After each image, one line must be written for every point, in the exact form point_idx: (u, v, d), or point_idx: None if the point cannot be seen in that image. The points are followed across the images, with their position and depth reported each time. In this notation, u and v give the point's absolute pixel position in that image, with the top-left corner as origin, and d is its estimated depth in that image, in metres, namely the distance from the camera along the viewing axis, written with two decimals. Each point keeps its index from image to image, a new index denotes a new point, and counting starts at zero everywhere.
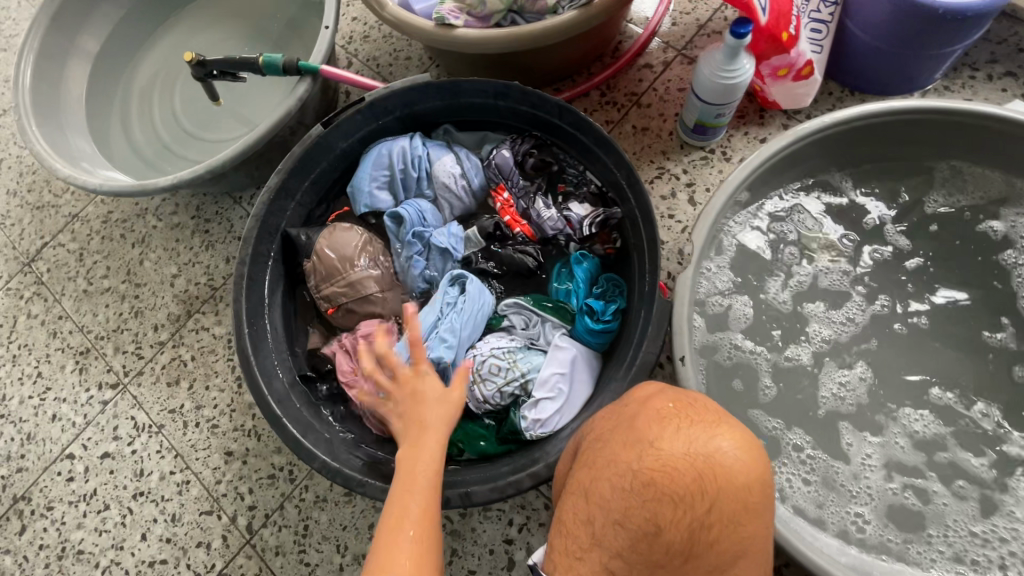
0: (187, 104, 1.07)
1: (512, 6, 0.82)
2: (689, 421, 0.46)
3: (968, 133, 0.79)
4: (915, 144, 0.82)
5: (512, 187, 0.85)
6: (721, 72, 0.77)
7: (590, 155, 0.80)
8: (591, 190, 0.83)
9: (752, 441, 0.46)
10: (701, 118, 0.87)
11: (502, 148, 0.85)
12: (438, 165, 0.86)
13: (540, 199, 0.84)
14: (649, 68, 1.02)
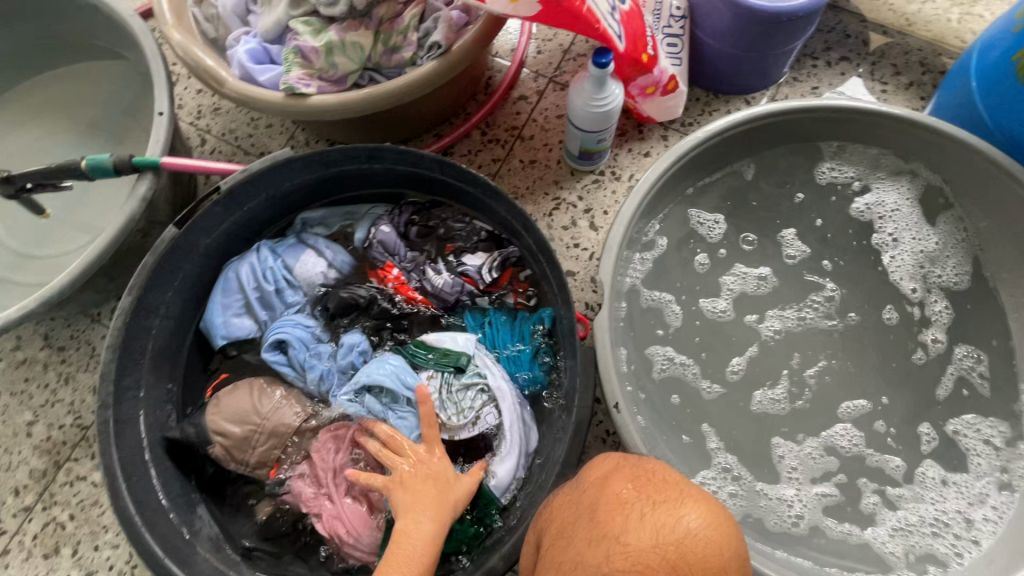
0: (9, 221, 0.91)
1: (367, 63, 0.76)
2: (652, 505, 0.43)
3: (854, 127, 0.79)
4: (803, 139, 0.82)
5: (397, 260, 0.80)
6: (592, 101, 0.77)
7: (470, 201, 0.77)
8: (481, 237, 0.79)
9: (718, 515, 0.44)
10: (584, 145, 0.87)
11: (381, 224, 0.80)
12: (300, 268, 0.79)
13: (431, 267, 0.79)
14: (524, 100, 1.01)
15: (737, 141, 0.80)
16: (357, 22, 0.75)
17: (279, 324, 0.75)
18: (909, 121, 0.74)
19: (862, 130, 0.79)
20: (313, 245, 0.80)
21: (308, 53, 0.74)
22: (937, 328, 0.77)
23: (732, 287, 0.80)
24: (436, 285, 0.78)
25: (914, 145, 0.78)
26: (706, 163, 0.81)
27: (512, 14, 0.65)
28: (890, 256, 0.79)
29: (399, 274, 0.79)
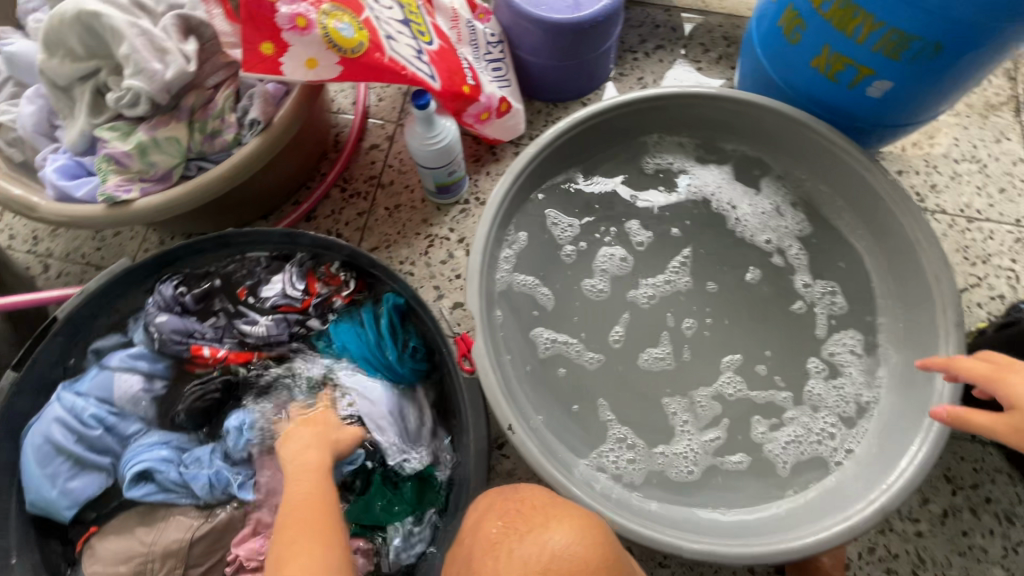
0: None
1: (189, 153, 0.74)
2: (520, 536, 0.43)
3: (678, 112, 0.83)
4: (637, 131, 0.85)
5: (197, 340, 0.78)
6: (425, 141, 0.79)
7: (241, 240, 0.79)
8: (263, 263, 0.82)
9: (588, 526, 0.44)
10: (438, 181, 0.89)
11: (159, 315, 0.77)
12: (122, 392, 0.75)
13: (239, 319, 0.80)
14: (376, 148, 1.02)
15: (574, 145, 0.83)
16: (168, 116, 0.73)
17: (132, 454, 0.72)
18: (713, 96, 0.79)
19: (687, 113, 0.83)
20: (115, 361, 0.76)
21: (121, 159, 0.71)
22: (795, 269, 0.81)
23: (601, 268, 0.82)
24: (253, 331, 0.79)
25: (737, 121, 0.83)
26: (550, 172, 0.82)
27: (316, 80, 0.66)
28: (733, 222, 0.84)
29: (213, 348, 0.78)
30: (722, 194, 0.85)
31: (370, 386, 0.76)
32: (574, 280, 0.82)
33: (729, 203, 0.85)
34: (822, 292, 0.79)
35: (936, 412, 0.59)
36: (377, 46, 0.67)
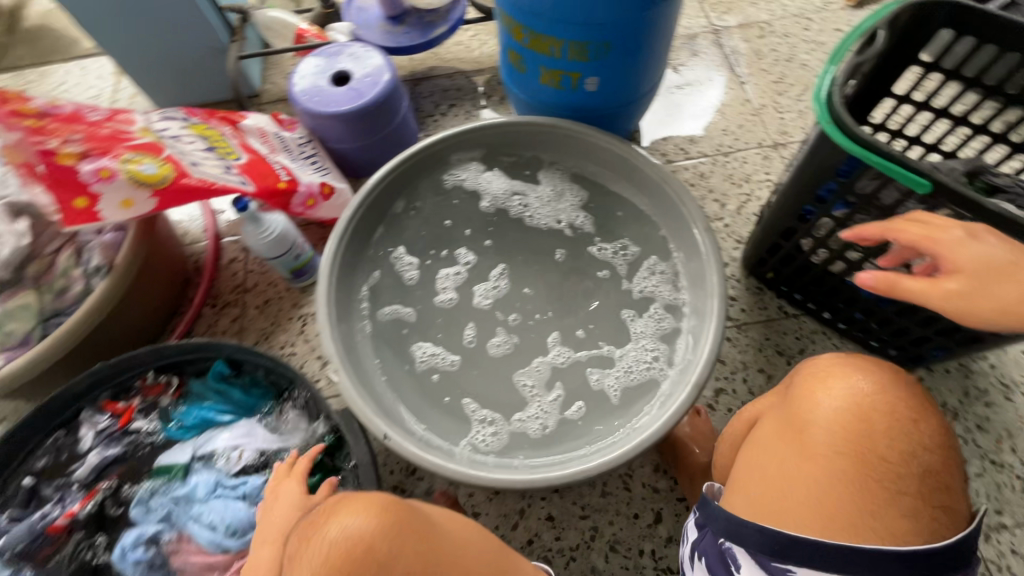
0: None
1: (45, 314, 0.82)
2: (333, 521, 0.60)
3: (462, 146, 1.01)
4: (438, 170, 1.02)
5: (44, 522, 0.78)
6: (260, 236, 0.92)
7: (26, 429, 0.82)
8: (61, 436, 0.85)
9: (382, 500, 0.62)
10: (289, 267, 1.00)
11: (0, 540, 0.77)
12: None
13: (75, 481, 0.82)
14: (235, 260, 1.13)
15: (387, 198, 0.98)
16: (16, 287, 0.81)
17: None
18: (479, 127, 0.99)
19: (468, 145, 1.01)
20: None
21: None
22: (587, 235, 0.99)
23: (443, 284, 0.97)
24: (84, 478, 0.82)
25: (509, 138, 1.02)
26: (375, 226, 0.97)
27: (135, 214, 0.79)
28: (528, 218, 1.02)
29: (63, 514, 0.79)
30: (514, 201, 1.03)
31: (232, 430, 0.84)
32: (425, 308, 0.95)
33: (522, 204, 1.02)
34: (613, 249, 0.97)
35: (863, 276, 0.66)
36: (182, 173, 0.81)
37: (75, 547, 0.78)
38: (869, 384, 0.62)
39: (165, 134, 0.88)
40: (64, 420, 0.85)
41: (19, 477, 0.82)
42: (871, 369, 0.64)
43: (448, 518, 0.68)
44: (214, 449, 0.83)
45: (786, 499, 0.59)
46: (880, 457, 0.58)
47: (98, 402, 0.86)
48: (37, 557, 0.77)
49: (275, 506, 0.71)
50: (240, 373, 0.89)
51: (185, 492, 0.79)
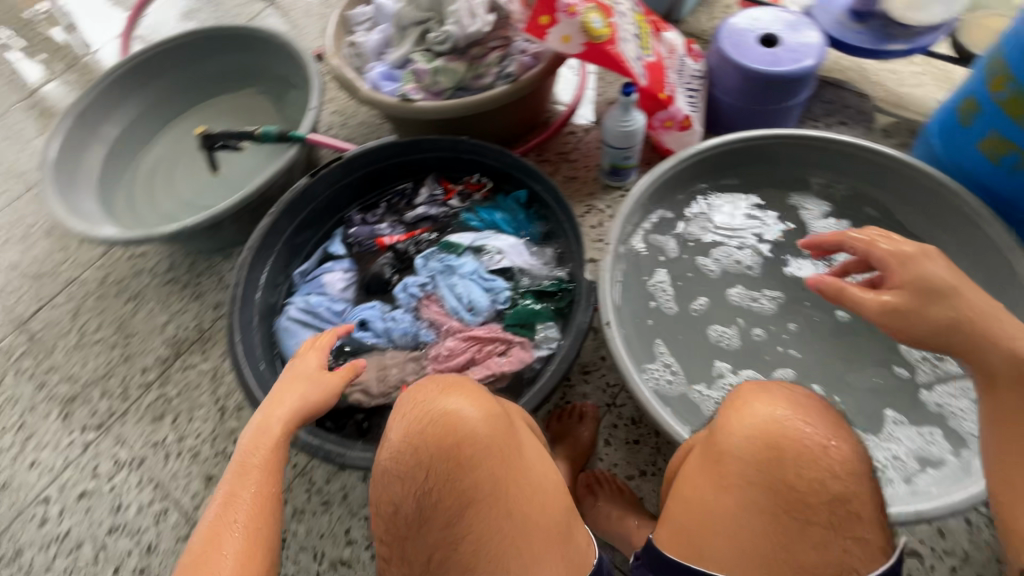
0: (187, 179, 1.26)
1: (458, 84, 1.06)
2: (433, 393, 0.65)
3: (830, 156, 0.99)
4: (792, 165, 1.02)
5: (376, 234, 1.08)
6: (619, 122, 1.02)
7: (398, 168, 1.10)
8: (408, 187, 1.13)
9: (487, 402, 0.65)
10: (614, 161, 1.11)
11: (351, 228, 1.08)
12: (331, 283, 1.01)
13: (402, 219, 1.10)
14: (573, 134, 1.28)
15: (732, 159, 1.02)
16: (457, 56, 1.05)
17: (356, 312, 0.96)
18: (863, 148, 0.96)
19: (833, 160, 0.99)
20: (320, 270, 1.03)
21: (420, 74, 1.04)
22: None
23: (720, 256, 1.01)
24: (410, 220, 1.10)
25: (883, 175, 0.97)
26: (706, 174, 1.03)
27: (564, 51, 0.93)
28: (850, 275, 0.96)
29: (388, 235, 1.08)
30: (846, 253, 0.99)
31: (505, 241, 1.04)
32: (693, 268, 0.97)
33: (852, 262, 0.97)
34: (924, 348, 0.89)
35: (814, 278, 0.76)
36: (613, 41, 0.93)
37: (380, 261, 1.05)
38: (785, 418, 0.58)
39: (617, 5, 1.00)
40: (415, 179, 1.14)
41: (374, 201, 1.13)
42: (790, 398, 0.60)
43: (535, 452, 0.67)
44: (488, 246, 1.03)
45: (730, 536, 0.58)
46: (798, 497, 0.56)
47: (438, 177, 1.13)
48: (361, 252, 1.07)
49: (296, 368, 0.80)
50: (530, 205, 1.08)
51: (456, 263, 1.02)
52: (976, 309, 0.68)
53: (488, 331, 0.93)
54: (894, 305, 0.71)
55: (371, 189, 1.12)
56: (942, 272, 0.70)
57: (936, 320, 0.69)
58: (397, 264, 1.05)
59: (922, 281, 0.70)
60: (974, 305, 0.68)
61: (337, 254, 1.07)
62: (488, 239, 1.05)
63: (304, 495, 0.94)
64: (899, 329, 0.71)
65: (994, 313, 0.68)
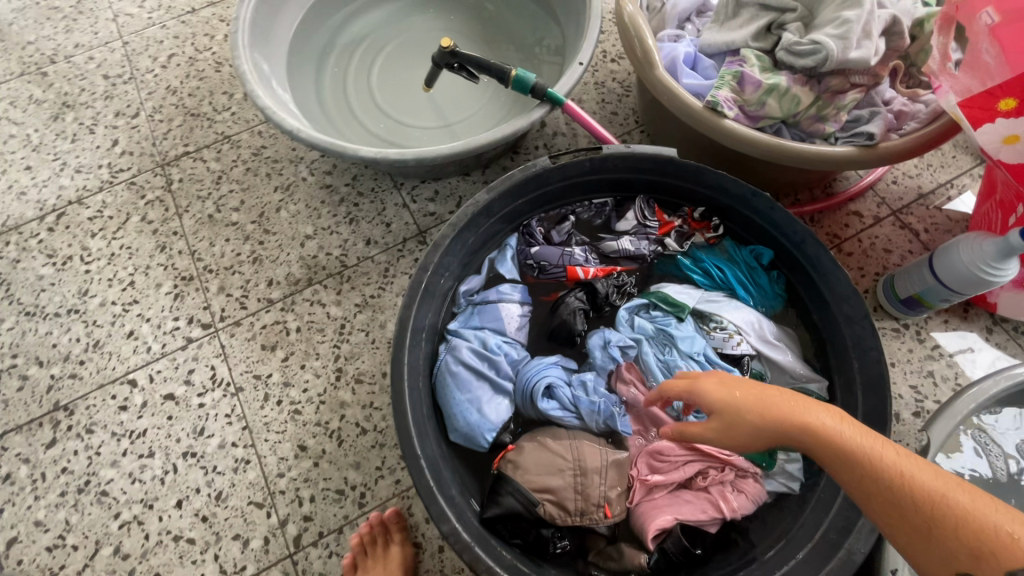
0: (385, 81, 1.05)
1: (786, 117, 0.77)
2: None
3: None
4: None
5: (567, 259, 0.78)
6: (985, 265, 0.72)
7: (629, 182, 0.81)
8: (610, 206, 0.84)
9: None
10: (923, 294, 0.82)
11: (531, 245, 0.80)
12: (503, 314, 0.75)
13: (596, 248, 0.81)
14: (858, 216, 0.97)
15: None
16: (806, 79, 0.75)
17: (536, 372, 0.72)
18: None
19: None
20: (491, 293, 0.77)
21: (746, 83, 0.75)
22: None
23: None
24: (608, 252, 0.81)
25: None
26: None
27: (990, 151, 0.64)
28: None
29: (584, 266, 0.78)
30: None
31: (745, 313, 0.77)
32: None
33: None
34: None
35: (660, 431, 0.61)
36: None
37: (571, 302, 0.75)
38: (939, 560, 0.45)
39: None
40: (621, 194, 0.84)
41: (561, 213, 0.84)
42: None
43: None
44: (716, 317, 0.76)
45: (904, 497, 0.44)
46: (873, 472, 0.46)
47: (653, 202, 0.83)
48: (539, 281, 0.80)
49: None
50: (771, 268, 0.81)
51: (678, 332, 0.74)
52: (754, 406, 0.54)
53: (715, 447, 0.70)
54: (721, 430, 0.55)
55: (579, 195, 0.83)
56: (743, 393, 0.55)
57: (744, 429, 0.53)
58: (587, 309, 0.76)
59: (727, 401, 0.55)
60: (769, 407, 0.53)
61: (511, 276, 0.80)
62: (723, 306, 0.77)
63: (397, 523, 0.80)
64: (733, 440, 0.55)
65: (774, 411, 0.53)
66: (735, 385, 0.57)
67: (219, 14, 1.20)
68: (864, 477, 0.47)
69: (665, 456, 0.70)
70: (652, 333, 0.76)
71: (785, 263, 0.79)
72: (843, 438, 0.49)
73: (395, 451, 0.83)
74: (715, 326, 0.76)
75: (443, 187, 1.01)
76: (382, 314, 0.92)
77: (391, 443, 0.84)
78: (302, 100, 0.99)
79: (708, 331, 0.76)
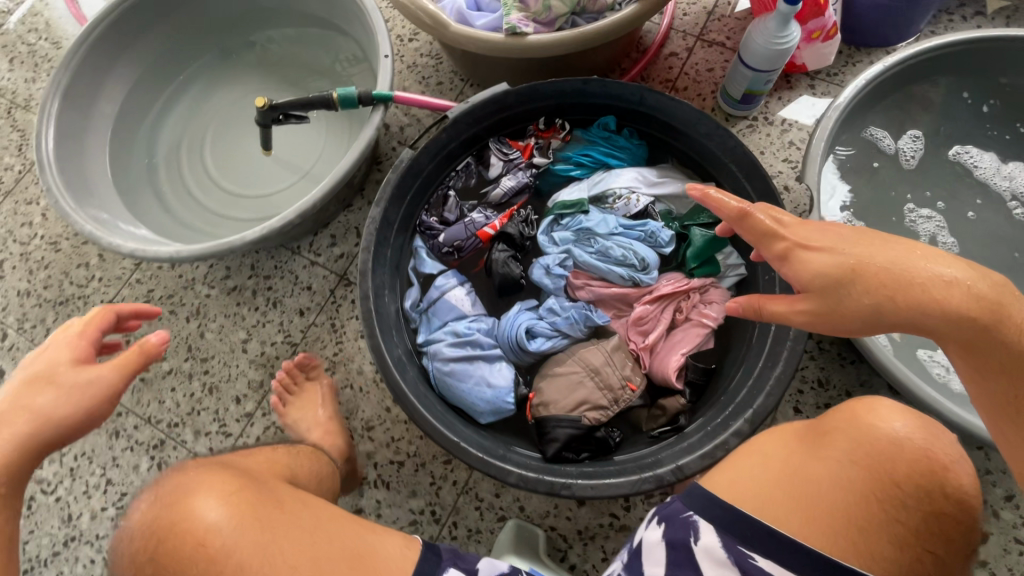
0: (226, 167, 1.04)
1: (573, 8, 0.85)
2: None
3: None
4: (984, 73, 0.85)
5: (474, 227, 0.84)
6: (773, 39, 0.85)
7: (481, 131, 0.87)
8: (473, 163, 0.89)
9: None
10: (751, 87, 0.94)
11: (437, 235, 0.84)
12: (454, 301, 0.80)
13: (487, 205, 0.87)
14: (675, 56, 1.08)
15: (923, 72, 0.85)
16: None
17: (509, 327, 0.78)
18: None
19: None
20: (433, 293, 0.81)
21: None
22: None
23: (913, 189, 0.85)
24: (497, 200, 0.87)
25: None
26: (892, 94, 0.85)
27: None
28: None
29: (489, 223, 0.84)
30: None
31: (626, 174, 0.84)
32: (878, 204, 0.83)
33: None
34: None
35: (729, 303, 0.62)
36: None
37: (497, 257, 0.82)
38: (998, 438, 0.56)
39: None
40: (473, 150, 0.89)
41: (441, 194, 0.88)
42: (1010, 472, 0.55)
43: None
44: (608, 193, 0.84)
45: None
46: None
47: (504, 138, 0.89)
48: (463, 260, 0.85)
49: None
50: (621, 129, 0.89)
51: (592, 223, 0.82)
52: (886, 285, 0.53)
53: (674, 285, 0.79)
54: (815, 310, 0.56)
55: (450, 167, 0.88)
56: (863, 264, 0.54)
57: (862, 310, 0.54)
58: (513, 253, 0.82)
59: (840, 276, 0.54)
60: (915, 291, 0.52)
61: (436, 272, 0.85)
62: (609, 181, 0.84)
63: (475, 515, 0.85)
64: (842, 319, 0.55)
65: (922, 293, 0.53)
66: (853, 247, 0.55)
67: (22, 199, 1.12)
68: (1003, 370, 0.53)
69: (644, 319, 0.78)
70: (574, 237, 0.82)
71: (631, 119, 0.87)
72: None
73: (435, 460, 0.88)
74: (612, 199, 0.84)
75: (336, 225, 1.03)
76: (353, 363, 0.94)
77: (429, 458, 0.88)
78: (163, 228, 0.96)
79: (611, 207, 0.84)
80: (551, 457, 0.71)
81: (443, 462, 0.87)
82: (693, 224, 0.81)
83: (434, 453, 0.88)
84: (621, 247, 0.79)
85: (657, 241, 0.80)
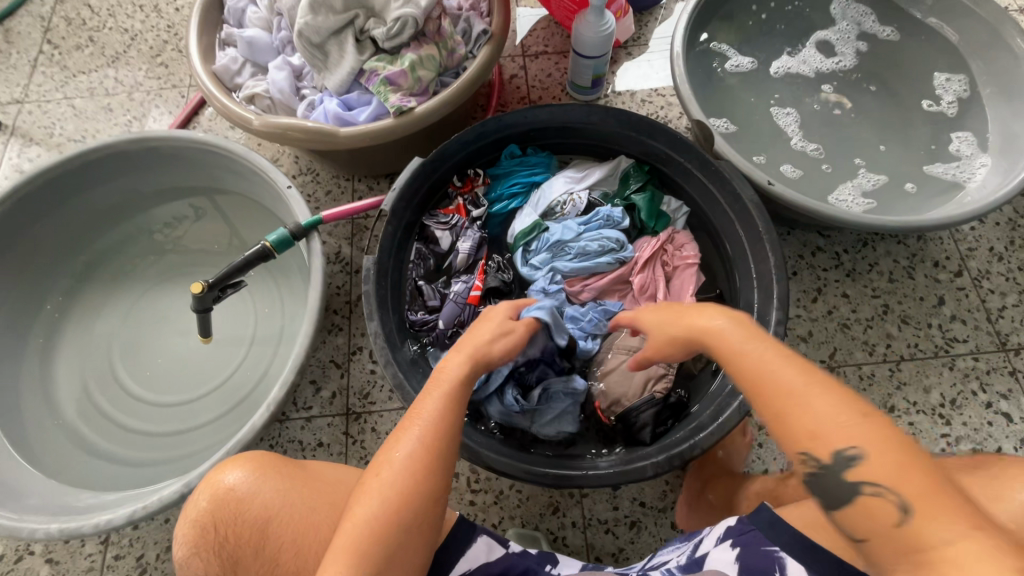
0: (163, 380, 0.92)
1: (436, 71, 0.91)
2: None
3: None
4: None
5: (461, 294, 0.86)
6: (598, 27, 0.99)
7: (416, 207, 0.89)
8: (422, 242, 0.90)
9: None
10: (596, 72, 1.08)
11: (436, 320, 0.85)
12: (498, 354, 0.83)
13: (458, 271, 0.89)
14: (516, 76, 1.20)
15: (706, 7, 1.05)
16: (418, 43, 0.89)
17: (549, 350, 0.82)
18: None
19: None
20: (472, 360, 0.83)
21: (395, 78, 0.87)
22: (901, 50, 1.05)
23: (751, 88, 1.04)
24: (464, 264, 0.89)
25: None
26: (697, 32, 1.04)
27: None
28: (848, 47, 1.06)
29: (472, 286, 0.86)
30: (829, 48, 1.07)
31: (555, 183, 0.92)
32: (736, 113, 1.02)
33: (835, 48, 1.07)
34: (923, 44, 1.04)
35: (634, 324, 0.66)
36: None
37: None
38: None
39: None
40: (415, 235, 0.91)
41: (411, 284, 0.88)
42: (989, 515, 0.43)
43: None
44: (552, 204, 0.91)
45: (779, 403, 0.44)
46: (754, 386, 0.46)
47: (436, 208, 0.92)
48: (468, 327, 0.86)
49: None
50: (525, 150, 0.97)
51: (558, 235, 0.87)
52: (661, 325, 0.59)
53: (649, 248, 0.89)
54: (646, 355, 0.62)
55: (406, 253, 0.88)
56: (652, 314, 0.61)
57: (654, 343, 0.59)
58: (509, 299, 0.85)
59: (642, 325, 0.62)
60: (666, 320, 0.58)
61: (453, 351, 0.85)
62: (546, 196, 0.92)
63: (607, 539, 0.84)
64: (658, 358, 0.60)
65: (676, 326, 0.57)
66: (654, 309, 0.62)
67: None
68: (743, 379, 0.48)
69: (645, 286, 0.86)
70: (550, 255, 0.87)
71: (531, 139, 0.96)
72: (748, 350, 0.48)
73: (546, 517, 0.86)
74: (558, 209, 0.91)
75: (312, 370, 0.96)
76: None
77: (538, 517, 0.85)
78: (131, 482, 0.83)
79: (562, 214, 0.91)
80: (659, 438, 0.75)
81: (553, 513, 0.86)
82: (630, 194, 0.93)
83: (540, 511, 0.86)
84: (593, 240, 0.86)
85: (615, 220, 0.89)
